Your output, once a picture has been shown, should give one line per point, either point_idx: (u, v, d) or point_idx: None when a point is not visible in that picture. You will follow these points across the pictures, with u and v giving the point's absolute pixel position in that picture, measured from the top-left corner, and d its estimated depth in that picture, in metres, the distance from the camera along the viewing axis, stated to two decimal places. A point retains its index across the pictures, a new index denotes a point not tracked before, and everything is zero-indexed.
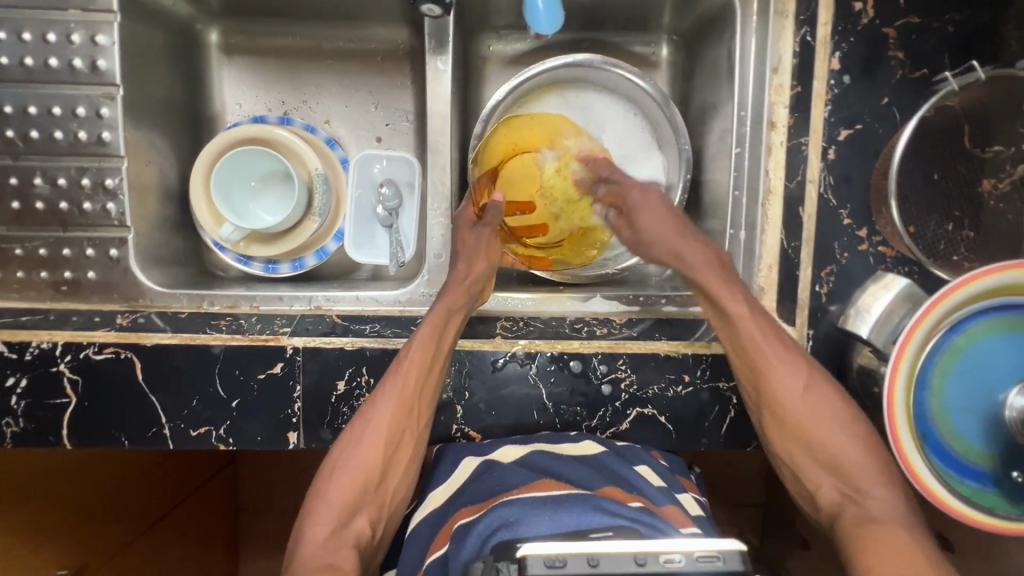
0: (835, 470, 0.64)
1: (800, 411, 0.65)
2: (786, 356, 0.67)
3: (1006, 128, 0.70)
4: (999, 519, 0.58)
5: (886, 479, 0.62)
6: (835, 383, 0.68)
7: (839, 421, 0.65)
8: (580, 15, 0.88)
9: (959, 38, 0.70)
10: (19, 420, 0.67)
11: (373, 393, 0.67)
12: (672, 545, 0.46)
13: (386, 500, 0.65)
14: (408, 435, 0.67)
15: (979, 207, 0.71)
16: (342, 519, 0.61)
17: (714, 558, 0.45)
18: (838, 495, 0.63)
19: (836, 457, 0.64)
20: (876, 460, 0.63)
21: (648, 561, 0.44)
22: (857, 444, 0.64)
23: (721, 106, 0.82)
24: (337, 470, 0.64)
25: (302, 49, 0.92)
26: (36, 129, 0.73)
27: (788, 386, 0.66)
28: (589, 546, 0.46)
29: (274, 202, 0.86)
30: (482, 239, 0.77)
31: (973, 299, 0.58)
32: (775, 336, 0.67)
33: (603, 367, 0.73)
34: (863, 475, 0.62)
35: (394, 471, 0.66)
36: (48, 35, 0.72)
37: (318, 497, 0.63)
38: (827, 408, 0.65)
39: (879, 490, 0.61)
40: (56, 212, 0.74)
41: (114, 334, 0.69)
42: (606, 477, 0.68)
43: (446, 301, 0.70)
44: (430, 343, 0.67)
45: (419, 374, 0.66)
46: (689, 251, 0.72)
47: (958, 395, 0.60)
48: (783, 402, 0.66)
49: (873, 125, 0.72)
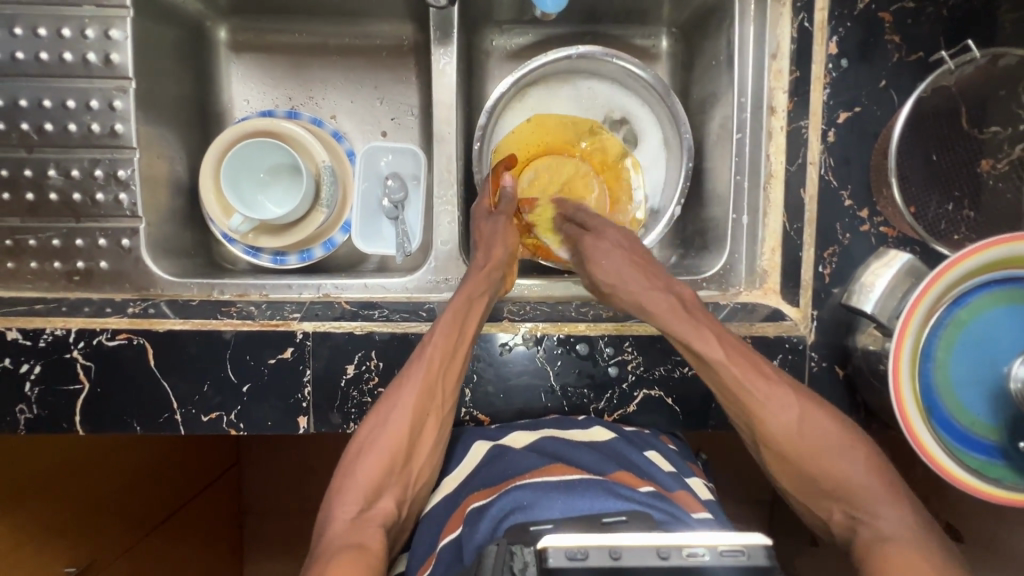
0: (839, 494, 0.61)
1: (796, 440, 0.63)
2: (768, 383, 0.64)
3: (1002, 109, 0.71)
4: (1010, 491, 0.58)
5: (894, 497, 0.59)
6: (826, 405, 0.65)
7: (837, 443, 0.62)
8: (580, 8, 0.90)
9: (953, 22, 0.72)
10: (33, 406, 0.68)
11: (397, 379, 0.67)
12: (695, 538, 0.43)
13: (410, 481, 0.65)
14: (433, 418, 0.67)
15: (978, 187, 0.72)
16: (368, 499, 0.62)
17: (739, 552, 0.42)
18: (849, 520, 0.60)
19: (842, 481, 0.61)
20: (882, 478, 0.60)
21: (671, 556, 0.41)
22: (861, 468, 0.61)
23: (721, 94, 0.83)
24: (365, 450, 0.64)
25: (308, 46, 0.93)
26: (51, 122, 0.74)
27: (775, 414, 0.63)
28: (610, 538, 0.43)
29: (282, 194, 0.87)
30: (502, 227, 0.77)
31: (974, 272, 0.59)
32: (752, 368, 0.65)
33: (609, 350, 0.73)
34: (870, 495, 0.59)
35: (419, 450, 0.66)
36: (63, 31, 0.73)
37: (344, 479, 0.63)
38: (823, 433, 0.63)
39: (889, 509, 0.58)
40: (68, 203, 0.75)
41: (126, 321, 0.69)
42: (615, 460, 0.68)
43: (469, 288, 0.71)
44: (453, 327, 0.68)
45: (444, 360, 0.67)
46: (649, 298, 0.70)
47: (962, 369, 0.61)
48: (775, 434, 0.63)
49: (872, 107, 0.73)
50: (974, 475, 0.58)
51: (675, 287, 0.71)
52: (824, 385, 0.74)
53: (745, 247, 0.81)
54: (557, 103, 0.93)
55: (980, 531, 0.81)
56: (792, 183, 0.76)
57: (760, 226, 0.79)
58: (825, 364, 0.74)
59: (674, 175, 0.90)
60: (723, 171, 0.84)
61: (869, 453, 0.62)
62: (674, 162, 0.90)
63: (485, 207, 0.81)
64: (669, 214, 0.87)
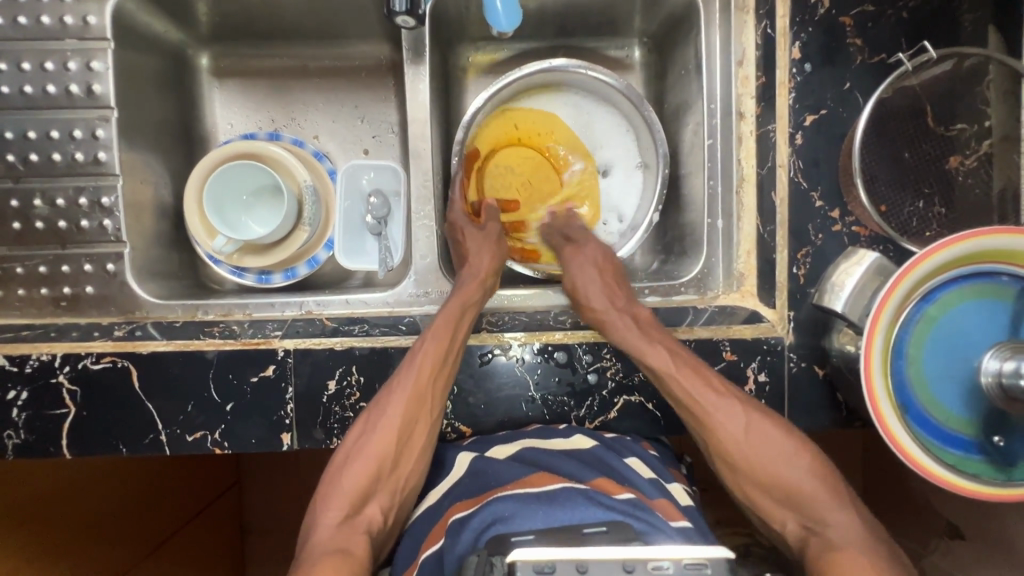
0: (794, 505, 0.64)
1: (743, 447, 0.66)
2: (726, 403, 0.67)
3: (966, 107, 0.72)
4: (987, 485, 0.58)
5: (841, 504, 0.63)
6: (788, 428, 0.67)
7: (790, 457, 0.65)
8: (551, 24, 0.92)
9: (913, 23, 0.73)
10: (21, 431, 0.69)
11: (386, 386, 0.68)
12: (660, 551, 0.45)
13: (399, 486, 0.66)
14: (421, 423, 0.68)
15: (949, 183, 0.73)
16: (354, 506, 0.63)
17: (701, 565, 0.43)
18: (801, 530, 0.63)
19: (790, 490, 0.64)
20: (831, 490, 0.64)
21: (636, 569, 0.43)
22: (813, 480, 0.64)
23: (693, 102, 0.85)
24: (352, 459, 0.65)
25: (289, 69, 0.96)
26: (36, 152, 0.76)
27: (732, 430, 0.67)
28: (579, 552, 0.45)
29: (265, 215, 0.89)
30: (486, 238, 0.82)
31: (943, 267, 0.59)
32: (707, 385, 0.68)
33: (588, 357, 0.74)
34: (819, 505, 0.63)
35: (406, 458, 0.67)
36: (46, 64, 0.76)
37: (331, 486, 0.64)
38: (777, 448, 0.66)
39: (838, 519, 0.62)
40: (55, 230, 0.77)
41: (111, 344, 0.71)
42: (596, 467, 0.69)
43: (463, 294, 0.73)
44: (444, 332, 0.69)
45: (433, 368, 0.68)
46: (617, 293, 0.77)
47: (935, 364, 0.61)
48: (728, 445, 0.67)
49: (838, 109, 0.74)
50: (946, 469, 0.58)
51: (631, 308, 0.75)
52: (804, 385, 0.74)
53: (721, 251, 0.82)
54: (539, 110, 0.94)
55: (976, 525, 0.79)
56: (764, 186, 0.77)
57: (734, 229, 0.81)
58: (804, 364, 0.74)
59: (651, 183, 0.92)
60: (698, 175, 0.85)
61: (819, 463, 0.65)
62: (651, 169, 0.92)
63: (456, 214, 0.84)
64: (647, 220, 0.90)
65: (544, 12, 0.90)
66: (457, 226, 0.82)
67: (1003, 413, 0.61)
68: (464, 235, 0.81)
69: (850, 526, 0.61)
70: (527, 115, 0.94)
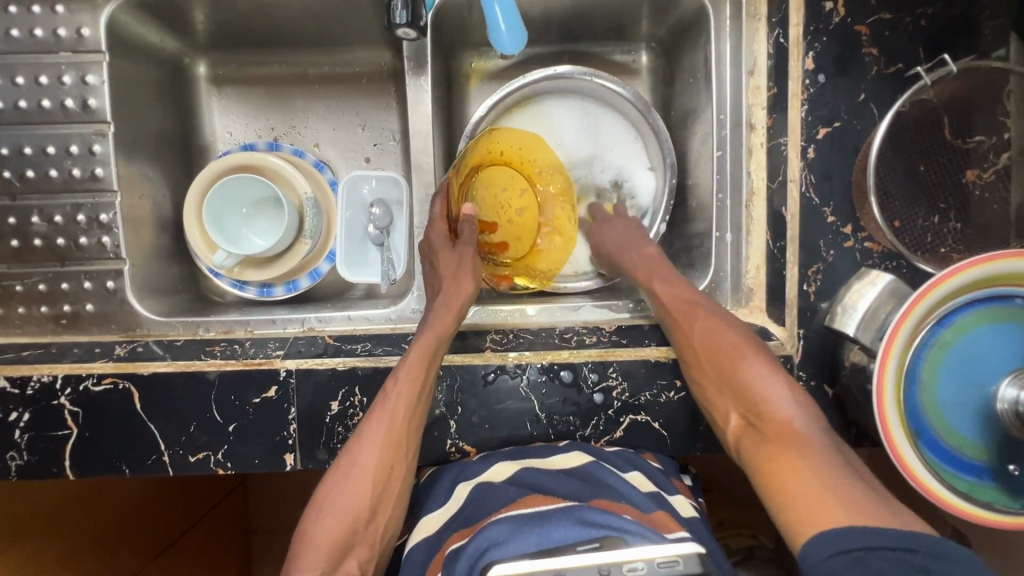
0: (739, 395, 0.66)
1: (694, 329, 0.70)
2: (690, 305, 0.72)
3: (984, 119, 0.70)
4: (999, 514, 0.57)
5: (787, 390, 0.64)
6: (742, 327, 0.70)
7: (741, 350, 0.67)
8: (557, 29, 0.90)
9: (932, 31, 0.71)
10: (23, 453, 0.69)
11: (358, 434, 0.66)
12: (635, 553, 0.49)
13: (376, 539, 0.64)
14: (397, 469, 0.66)
15: (965, 198, 0.71)
16: (333, 563, 0.60)
17: (674, 562, 0.47)
18: (741, 418, 0.65)
19: (738, 380, 0.66)
20: (776, 379, 0.65)
21: (612, 572, 0.48)
22: (762, 371, 0.66)
23: (701, 111, 0.83)
24: (326, 511, 0.63)
25: (288, 76, 0.94)
26: (32, 168, 0.75)
27: (695, 324, 0.70)
28: (555, 562, 0.50)
29: (265, 227, 0.88)
30: (458, 259, 0.78)
31: (960, 291, 0.58)
32: (678, 293, 0.74)
33: (594, 376, 0.73)
34: (763, 393, 0.64)
35: (384, 506, 0.65)
36: (40, 78, 0.74)
37: (307, 544, 0.62)
38: (729, 341, 0.68)
39: (781, 406, 0.63)
40: (53, 248, 0.76)
41: (112, 365, 0.70)
42: (594, 488, 0.66)
43: (435, 328, 0.71)
44: (418, 375, 0.67)
45: (408, 408, 0.67)
46: (632, 243, 0.82)
47: (949, 390, 0.60)
48: (690, 339, 0.70)
49: (852, 121, 0.72)
50: (958, 496, 0.57)
51: (642, 247, 0.81)
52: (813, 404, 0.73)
53: (730, 264, 0.80)
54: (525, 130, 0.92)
55: (984, 539, 0.78)
56: (774, 202, 0.76)
57: (744, 244, 0.79)
58: (813, 383, 0.73)
59: (659, 193, 0.90)
60: (707, 186, 0.83)
61: (770, 360, 0.67)
62: (658, 179, 0.90)
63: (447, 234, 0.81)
64: (654, 231, 0.88)
65: (550, 18, 0.87)
66: (433, 248, 0.79)
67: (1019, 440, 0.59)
68: (438, 257, 0.78)
69: (792, 412, 0.62)
70: (512, 138, 0.91)
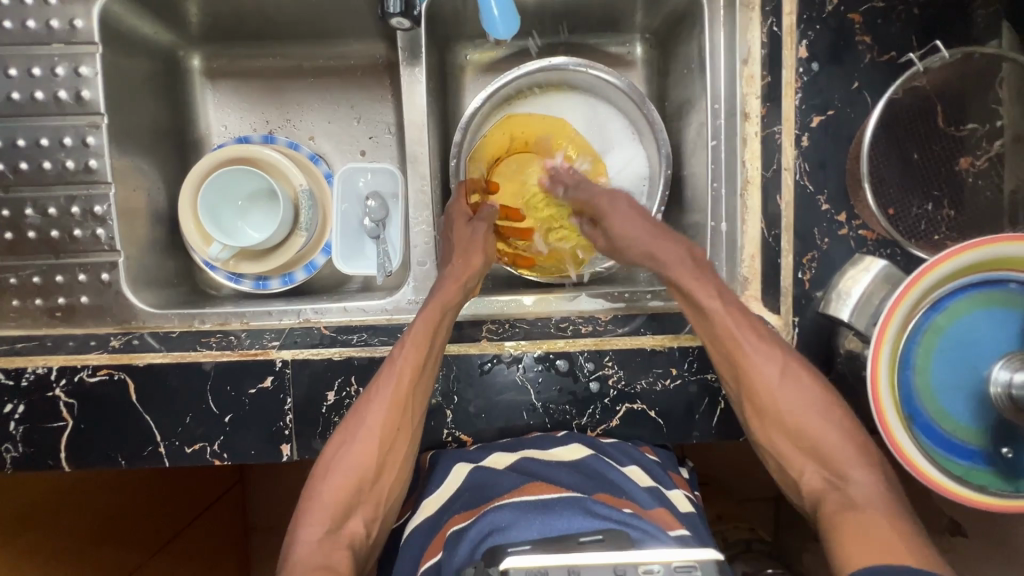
0: (817, 456, 0.65)
1: (773, 383, 0.67)
2: (764, 346, 0.67)
3: (978, 106, 0.70)
4: (994, 497, 0.57)
5: (865, 460, 0.64)
6: (818, 376, 0.68)
7: (819, 411, 0.66)
8: (552, 20, 0.90)
9: (925, 20, 0.71)
10: (18, 445, 0.69)
11: (365, 396, 0.67)
12: (651, 555, 0.49)
13: (381, 499, 0.66)
14: (402, 434, 0.67)
15: (959, 185, 0.71)
16: (336, 521, 0.63)
17: (691, 567, 0.48)
18: (822, 481, 0.65)
19: (816, 443, 0.65)
20: (858, 445, 0.64)
21: (627, 572, 0.48)
22: (839, 434, 0.65)
23: (696, 101, 0.83)
24: (330, 473, 0.64)
25: (283, 69, 0.94)
26: (26, 160, 0.75)
27: (766, 372, 0.67)
28: (571, 558, 0.50)
29: (260, 220, 0.87)
30: (471, 234, 0.79)
31: (954, 276, 0.58)
32: (752, 330, 0.68)
33: (589, 365, 0.73)
34: (845, 461, 0.64)
35: (390, 469, 0.66)
36: (33, 70, 0.74)
37: (311, 501, 0.64)
38: (806, 398, 0.66)
39: (861, 475, 0.63)
40: (47, 240, 0.76)
41: (107, 356, 0.70)
42: (595, 481, 0.67)
43: (442, 296, 0.71)
44: (423, 341, 0.68)
45: (413, 375, 0.67)
46: (659, 247, 0.74)
47: (942, 373, 0.60)
48: (762, 391, 0.67)
49: (845, 110, 0.72)
50: (952, 479, 0.57)
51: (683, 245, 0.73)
52: None
53: (724, 255, 0.79)
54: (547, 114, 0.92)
55: (979, 525, 0.78)
56: (769, 190, 0.75)
57: (738, 233, 0.78)
58: None
59: (654, 185, 0.90)
60: (702, 176, 0.83)
61: (850, 420, 0.66)
62: (653, 170, 0.90)
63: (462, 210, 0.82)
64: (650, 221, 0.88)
65: (544, 9, 0.87)
66: (450, 220, 0.81)
67: (1012, 423, 0.60)
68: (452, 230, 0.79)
69: (870, 488, 0.62)
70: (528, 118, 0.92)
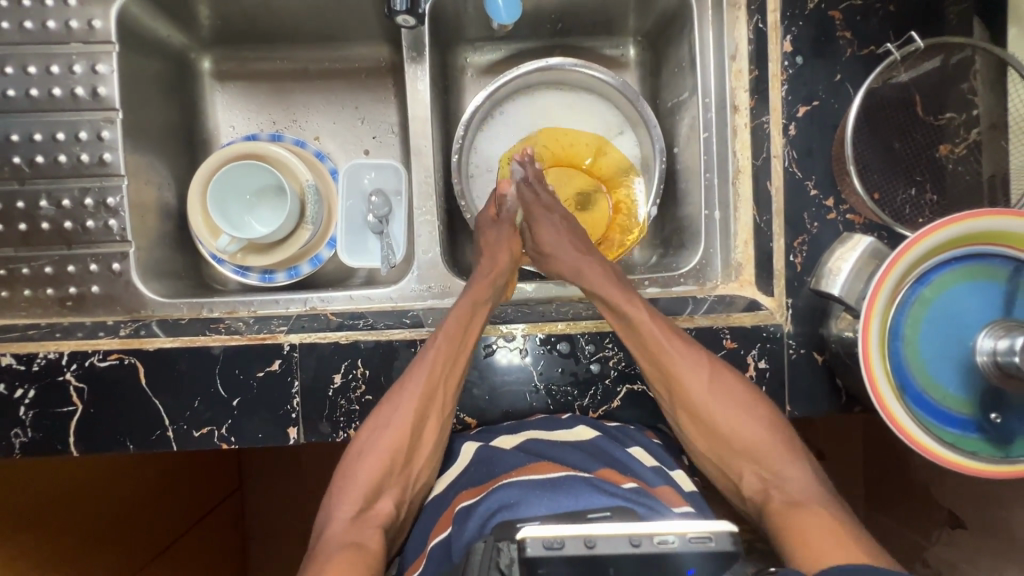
0: (750, 457, 0.68)
1: (706, 401, 0.69)
2: (688, 356, 0.70)
3: (954, 96, 0.74)
4: (989, 464, 0.59)
5: (794, 457, 0.67)
6: (741, 377, 0.71)
7: (749, 414, 0.68)
8: (548, 24, 0.94)
9: (900, 16, 0.75)
10: (28, 430, 0.70)
11: (396, 384, 0.69)
12: (666, 526, 0.45)
13: (409, 482, 0.67)
14: (433, 419, 0.68)
15: (940, 171, 0.74)
16: (367, 500, 0.63)
17: (707, 538, 0.43)
18: (758, 483, 0.67)
19: (750, 445, 0.68)
20: (785, 444, 0.68)
21: (642, 542, 0.43)
22: (767, 433, 0.68)
23: (688, 97, 0.87)
24: (363, 455, 0.66)
25: (290, 72, 0.97)
26: (41, 154, 0.78)
27: (695, 382, 0.69)
28: (586, 528, 0.45)
29: (269, 214, 0.90)
30: (504, 236, 0.83)
31: (935, 250, 0.61)
32: (674, 337, 0.70)
33: (590, 347, 0.75)
34: (775, 458, 0.67)
35: (417, 453, 0.67)
36: (51, 67, 0.77)
37: (342, 480, 0.65)
38: (738, 402, 0.69)
39: (793, 470, 0.66)
40: (60, 231, 0.78)
41: (117, 342, 0.71)
42: (599, 456, 0.68)
43: (473, 293, 0.74)
44: (457, 333, 0.70)
45: (446, 364, 0.69)
46: (583, 266, 0.78)
47: (931, 345, 0.62)
48: (693, 400, 0.69)
49: (830, 100, 0.76)
50: (948, 448, 0.59)
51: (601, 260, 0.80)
52: (804, 370, 0.75)
53: (719, 242, 0.83)
54: (574, 116, 0.96)
55: (974, 506, 0.79)
56: (759, 177, 0.78)
57: (732, 220, 0.81)
58: (803, 351, 0.75)
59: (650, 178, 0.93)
60: (695, 168, 0.87)
61: (777, 422, 0.69)
62: (648, 164, 0.93)
63: (489, 215, 0.84)
64: (646, 213, 0.90)
65: (541, 12, 0.91)
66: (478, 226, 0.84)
67: (998, 391, 0.62)
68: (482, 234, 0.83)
69: (806, 482, 0.65)
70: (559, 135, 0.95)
